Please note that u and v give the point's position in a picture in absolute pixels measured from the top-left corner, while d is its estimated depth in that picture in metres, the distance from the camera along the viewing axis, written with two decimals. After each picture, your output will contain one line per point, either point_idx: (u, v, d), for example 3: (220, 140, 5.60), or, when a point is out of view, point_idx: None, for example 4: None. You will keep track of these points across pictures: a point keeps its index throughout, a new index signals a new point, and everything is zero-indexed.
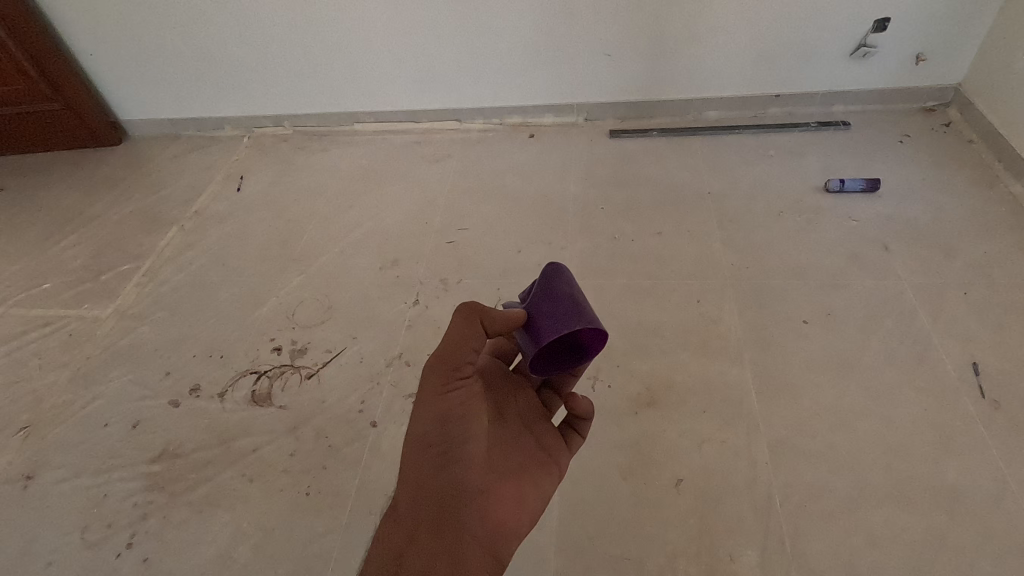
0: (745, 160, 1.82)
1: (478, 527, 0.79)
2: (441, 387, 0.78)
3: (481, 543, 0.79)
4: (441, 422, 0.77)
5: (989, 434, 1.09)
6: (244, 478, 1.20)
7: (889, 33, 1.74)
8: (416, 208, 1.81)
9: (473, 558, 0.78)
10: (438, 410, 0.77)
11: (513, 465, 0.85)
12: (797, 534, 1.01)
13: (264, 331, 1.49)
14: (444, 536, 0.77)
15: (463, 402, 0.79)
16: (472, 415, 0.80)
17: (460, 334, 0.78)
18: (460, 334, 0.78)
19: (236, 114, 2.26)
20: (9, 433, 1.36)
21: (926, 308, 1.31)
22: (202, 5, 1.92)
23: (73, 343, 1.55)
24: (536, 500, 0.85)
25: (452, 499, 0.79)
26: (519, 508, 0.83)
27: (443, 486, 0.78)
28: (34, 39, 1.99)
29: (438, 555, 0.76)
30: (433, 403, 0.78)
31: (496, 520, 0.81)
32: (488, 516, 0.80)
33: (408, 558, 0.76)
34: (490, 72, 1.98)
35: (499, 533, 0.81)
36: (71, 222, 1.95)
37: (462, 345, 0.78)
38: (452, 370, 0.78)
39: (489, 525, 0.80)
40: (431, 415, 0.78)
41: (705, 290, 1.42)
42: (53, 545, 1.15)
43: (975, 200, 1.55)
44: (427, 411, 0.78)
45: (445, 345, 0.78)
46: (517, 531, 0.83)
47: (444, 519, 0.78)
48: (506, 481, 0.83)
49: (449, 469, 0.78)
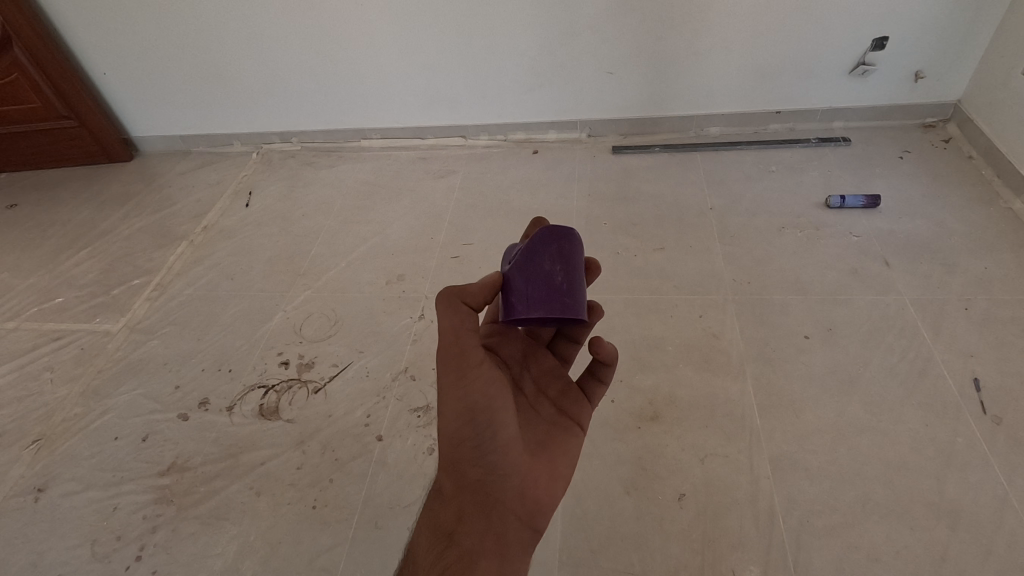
0: (746, 175, 1.84)
1: (517, 507, 0.77)
2: (452, 379, 0.70)
3: (521, 519, 0.78)
4: (465, 414, 0.71)
5: (990, 449, 1.10)
6: (251, 491, 1.22)
7: (888, 51, 1.76)
8: (422, 224, 1.84)
9: (517, 534, 0.77)
10: (458, 404, 0.70)
11: (540, 435, 0.81)
12: (799, 549, 1.01)
13: (272, 345, 1.51)
14: (487, 517, 0.77)
15: (483, 392, 0.71)
16: (497, 401, 0.71)
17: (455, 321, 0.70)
18: (454, 322, 0.70)
19: (245, 130, 2.31)
20: (22, 446, 1.38)
21: (926, 324, 1.32)
22: (212, 26, 1.97)
23: (85, 357, 1.57)
24: (569, 469, 0.82)
25: (491, 483, 0.76)
26: (554, 482, 0.79)
27: (481, 473, 0.76)
28: (50, 60, 2.04)
29: (484, 535, 0.76)
30: (455, 395, 0.70)
31: (534, 497, 0.78)
32: (526, 495, 0.77)
33: (458, 537, 0.77)
34: (495, 89, 2.02)
35: (539, 509, 0.78)
36: (84, 237, 1.99)
37: (460, 333, 0.70)
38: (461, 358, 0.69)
39: (528, 503, 0.77)
40: (454, 411, 0.71)
41: (708, 305, 1.44)
42: (64, 557, 1.16)
43: (975, 216, 1.57)
44: (447, 403, 0.71)
45: (444, 334, 0.70)
46: (554, 501, 0.80)
47: (486, 503, 0.77)
48: (538, 455, 0.79)
49: (485, 459, 0.74)
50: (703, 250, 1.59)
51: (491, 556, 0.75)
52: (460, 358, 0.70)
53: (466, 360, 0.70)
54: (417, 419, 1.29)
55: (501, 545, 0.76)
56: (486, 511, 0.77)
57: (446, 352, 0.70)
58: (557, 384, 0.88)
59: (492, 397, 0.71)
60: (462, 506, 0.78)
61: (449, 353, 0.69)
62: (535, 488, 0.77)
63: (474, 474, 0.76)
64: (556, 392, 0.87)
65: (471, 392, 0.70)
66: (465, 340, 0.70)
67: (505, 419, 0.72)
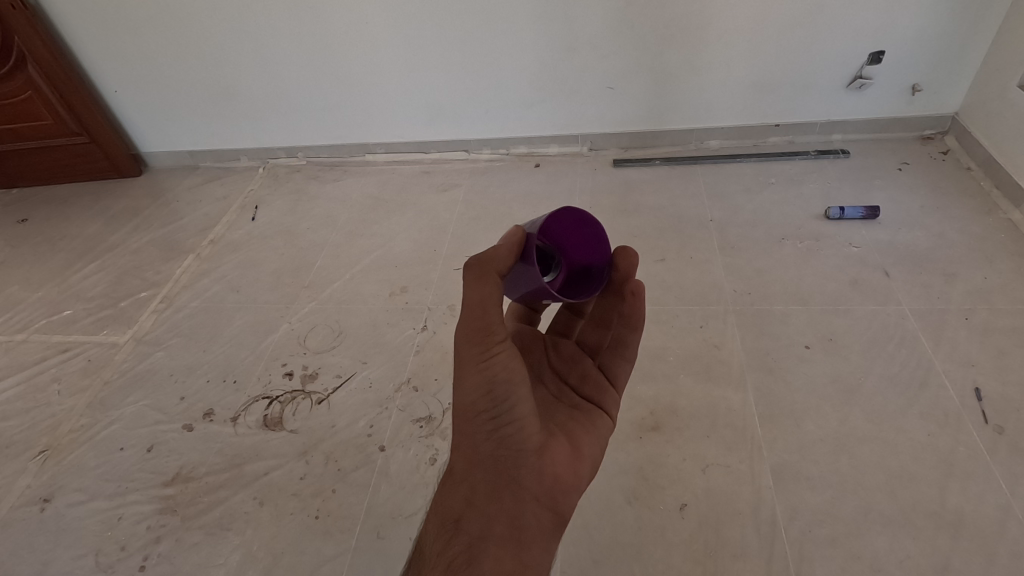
0: (745, 188, 1.86)
1: (536, 487, 0.72)
2: (476, 345, 0.67)
3: (540, 499, 0.73)
4: (488, 386, 0.68)
5: (993, 459, 1.10)
6: (255, 501, 1.22)
7: (884, 65, 1.79)
8: (425, 236, 1.86)
9: (534, 516, 0.72)
10: (482, 375, 0.67)
11: (559, 419, 0.80)
12: (802, 560, 1.01)
13: (276, 356, 1.53)
14: (502, 501, 0.71)
15: (506, 362, 0.68)
16: (519, 378, 0.69)
17: (480, 296, 0.67)
18: (481, 294, 0.67)
19: (252, 146, 2.35)
20: (29, 456, 1.39)
21: (927, 334, 1.33)
22: (221, 45, 2.01)
23: (92, 368, 1.59)
24: (593, 448, 0.80)
25: (508, 460, 0.71)
26: (577, 460, 0.77)
27: (498, 447, 0.71)
28: (64, 79, 2.09)
29: (496, 519, 0.70)
30: (477, 368, 0.68)
31: (553, 476, 0.74)
32: (544, 474, 0.73)
33: (466, 522, 0.70)
34: (497, 105, 2.05)
35: (562, 491, 0.74)
36: (93, 251, 2.02)
37: (488, 307, 0.67)
38: (485, 334, 0.67)
39: (549, 481, 0.73)
40: (473, 381, 0.68)
41: (708, 315, 1.45)
42: (68, 567, 1.17)
43: (975, 227, 1.58)
44: (468, 375, 0.68)
45: (471, 308, 0.67)
46: (576, 485, 0.76)
47: (503, 483, 0.71)
48: (555, 436, 0.76)
49: (501, 432, 0.70)
50: (703, 261, 1.61)
51: (506, 544, 0.69)
52: (486, 334, 0.67)
53: (491, 335, 0.67)
54: (420, 429, 1.30)
55: (518, 532, 0.70)
56: (501, 492, 0.71)
57: (472, 325, 0.67)
58: (578, 370, 0.88)
59: (514, 371, 0.69)
60: (473, 488, 0.71)
61: (473, 326, 0.67)
62: (556, 465, 0.74)
63: (491, 450, 0.71)
64: (577, 378, 0.87)
65: (495, 364, 0.67)
66: (492, 314, 0.67)
67: (524, 391, 0.70)
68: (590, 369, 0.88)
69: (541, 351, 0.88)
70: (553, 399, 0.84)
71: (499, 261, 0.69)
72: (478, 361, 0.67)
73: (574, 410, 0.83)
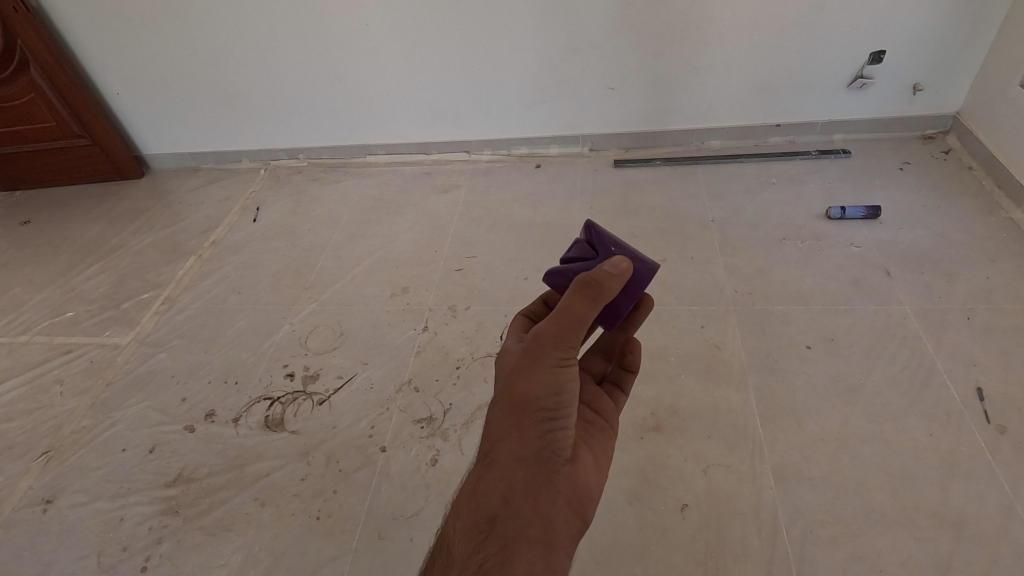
0: (746, 188, 1.85)
1: (570, 495, 0.70)
2: (556, 346, 0.69)
3: (571, 506, 0.70)
4: (556, 385, 0.69)
5: (995, 459, 1.09)
6: (256, 502, 1.22)
7: (885, 64, 1.78)
8: (426, 237, 1.86)
9: (564, 523, 0.68)
10: (554, 375, 0.69)
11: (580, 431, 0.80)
12: (804, 560, 1.01)
13: (278, 357, 1.53)
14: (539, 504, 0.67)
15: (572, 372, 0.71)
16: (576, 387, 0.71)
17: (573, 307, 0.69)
18: (581, 304, 0.69)
19: (253, 147, 2.35)
20: (31, 458, 1.40)
21: (929, 334, 1.32)
22: (223, 47, 2.02)
23: (94, 369, 1.60)
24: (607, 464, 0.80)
25: (552, 461, 0.69)
26: (599, 473, 0.77)
27: (546, 448, 0.69)
28: (66, 82, 2.09)
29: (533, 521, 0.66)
30: (551, 369, 0.69)
31: (584, 486, 0.72)
32: (576, 483, 0.72)
33: (502, 521, 0.65)
34: (497, 106, 2.06)
35: (586, 502, 0.73)
36: (95, 252, 2.03)
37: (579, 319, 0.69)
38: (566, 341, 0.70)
39: (580, 490, 0.72)
40: (542, 379, 0.69)
41: (709, 316, 1.45)
42: (71, 568, 1.17)
43: (977, 226, 1.57)
44: (539, 370, 0.69)
45: (563, 312, 0.69)
46: (596, 497, 0.75)
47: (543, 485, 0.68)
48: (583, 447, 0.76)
49: (554, 434, 0.69)
50: (704, 261, 1.61)
51: (537, 546, 0.65)
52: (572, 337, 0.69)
53: (573, 341, 0.70)
54: (421, 430, 1.30)
55: (548, 534, 0.66)
56: (540, 493, 0.67)
57: (561, 326, 0.69)
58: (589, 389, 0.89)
59: (573, 379, 0.71)
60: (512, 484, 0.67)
61: (562, 330, 0.69)
62: (584, 475, 0.73)
63: (540, 450, 0.69)
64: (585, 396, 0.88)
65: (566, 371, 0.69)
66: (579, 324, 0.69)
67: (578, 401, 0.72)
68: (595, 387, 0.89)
69: None
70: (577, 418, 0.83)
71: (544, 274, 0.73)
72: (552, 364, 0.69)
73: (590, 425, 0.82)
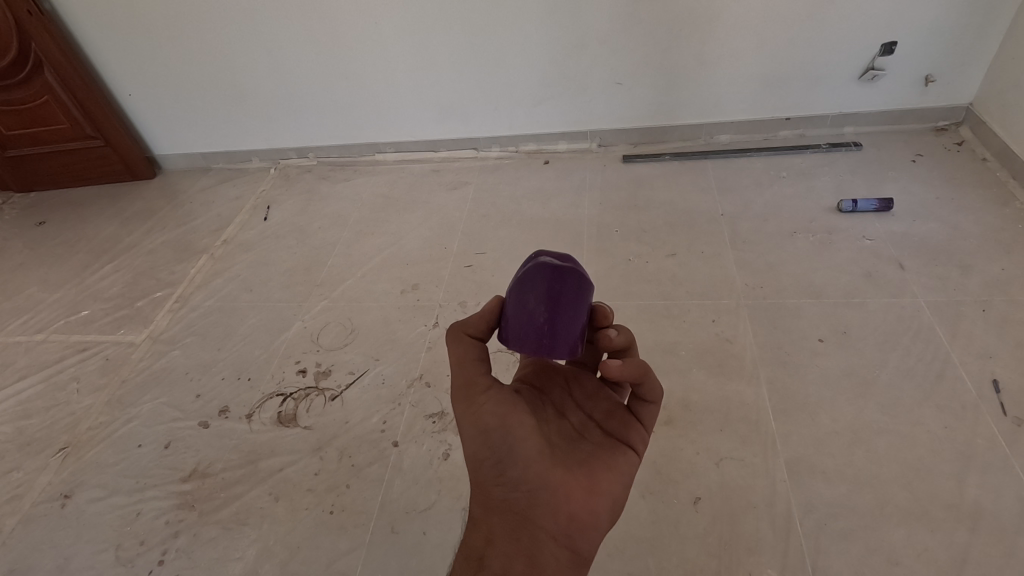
0: (757, 182, 1.84)
1: (553, 526, 0.69)
2: (466, 399, 0.72)
3: (557, 539, 0.69)
4: (481, 434, 0.70)
5: (1012, 451, 1.08)
6: (270, 497, 1.23)
7: (897, 56, 1.77)
8: (435, 235, 1.87)
9: (553, 555, 0.69)
10: (474, 426, 0.70)
11: (578, 451, 0.73)
12: (818, 552, 1.00)
13: (290, 354, 1.54)
14: (518, 540, 0.70)
15: (495, 411, 0.70)
16: (512, 421, 0.70)
17: (460, 359, 0.74)
18: (460, 355, 0.74)
19: (263, 147, 2.37)
20: (49, 453, 1.42)
21: (944, 326, 1.31)
22: (233, 47, 2.03)
23: (109, 367, 1.62)
24: (613, 485, 0.71)
25: (518, 501, 0.70)
26: (592, 498, 0.70)
27: (508, 491, 0.70)
28: (78, 83, 2.11)
29: (515, 556, 0.70)
30: (472, 422, 0.71)
31: (569, 515, 0.69)
32: (560, 512, 0.69)
33: (489, 560, 0.71)
34: (506, 103, 2.06)
35: (579, 530, 0.69)
36: (109, 252, 2.05)
37: (467, 364, 0.74)
38: (470, 389, 0.72)
39: (565, 520, 0.69)
40: (468, 433, 0.71)
41: (720, 310, 1.44)
42: (89, 561, 1.19)
43: (992, 218, 1.55)
44: (461, 425, 0.72)
45: (458, 371, 0.74)
46: (595, 524, 0.70)
47: (517, 525, 0.70)
48: (570, 471, 0.70)
49: (505, 475, 0.70)
50: (714, 255, 1.60)
51: None
52: (469, 387, 0.72)
53: (474, 387, 0.72)
54: (432, 425, 1.30)
55: (533, 567, 0.69)
56: (519, 532, 0.70)
57: (457, 378, 0.74)
58: (602, 403, 0.79)
59: (503, 417, 0.70)
60: (493, 526, 0.72)
61: (457, 383, 0.73)
62: (569, 504, 0.69)
63: (502, 494, 0.71)
64: (603, 412, 0.78)
65: (481, 413, 0.70)
66: (471, 370, 0.73)
67: (521, 433, 0.70)
68: (610, 403, 0.79)
69: (562, 385, 0.80)
70: (576, 436, 0.75)
71: (472, 326, 0.77)
72: (467, 413, 0.71)
73: (596, 446, 0.74)
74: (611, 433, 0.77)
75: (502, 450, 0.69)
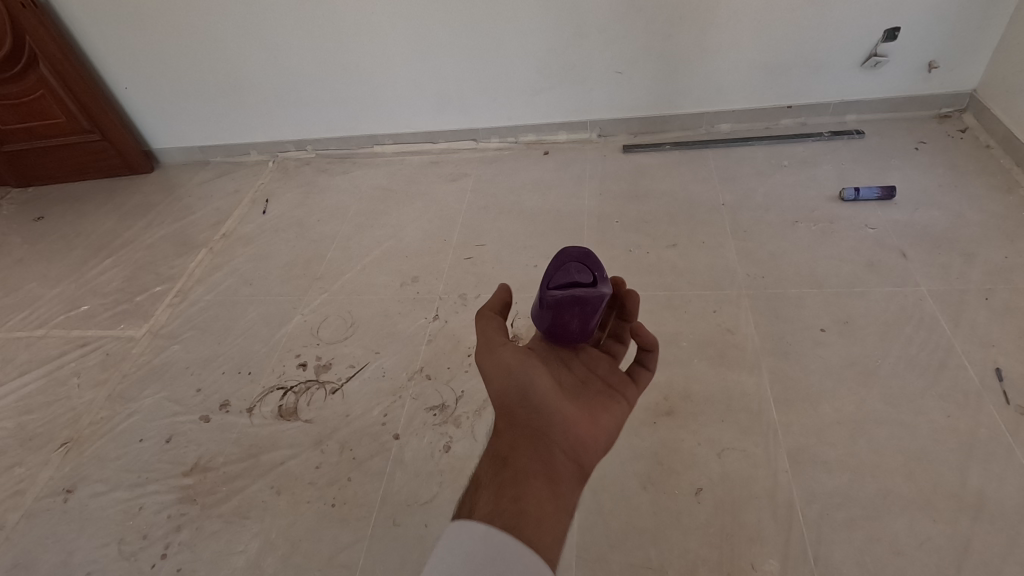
0: (758, 171, 1.83)
1: (565, 441, 0.77)
2: (491, 348, 0.87)
3: (569, 454, 0.77)
4: (506, 366, 0.83)
5: (1015, 440, 1.08)
6: (271, 490, 1.24)
7: (900, 42, 1.74)
8: (435, 227, 1.86)
9: (565, 466, 0.76)
10: (498, 365, 0.83)
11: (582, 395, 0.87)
12: (820, 542, 1.00)
13: (290, 348, 1.54)
14: (536, 454, 0.76)
15: (515, 353, 0.85)
16: (529, 361, 0.84)
17: (482, 329, 0.90)
18: (485, 323, 0.91)
19: (262, 140, 2.35)
20: (51, 448, 1.42)
21: (946, 315, 1.30)
22: (230, 38, 2.01)
23: (110, 362, 1.62)
24: (610, 421, 0.84)
25: (536, 419, 0.78)
26: (595, 428, 0.81)
27: (527, 413, 0.79)
28: (74, 76, 2.10)
29: (534, 466, 0.74)
30: (498, 360, 0.85)
31: (578, 435, 0.79)
32: (571, 431, 0.78)
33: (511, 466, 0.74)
34: (505, 93, 2.04)
35: (584, 448, 0.78)
36: (108, 247, 2.05)
37: (486, 326, 0.90)
38: (493, 341, 0.87)
39: (573, 437, 0.78)
40: (492, 373, 0.84)
41: (721, 300, 1.43)
42: (93, 555, 1.19)
43: (995, 205, 1.54)
44: (486, 368, 0.85)
45: (481, 335, 0.89)
46: (597, 447, 0.80)
47: (536, 440, 0.77)
48: (578, 405, 0.83)
49: (526, 399, 0.80)
50: (715, 245, 1.59)
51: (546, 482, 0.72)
52: (489, 341, 0.87)
53: (495, 340, 0.87)
54: (433, 418, 1.30)
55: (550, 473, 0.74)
56: (537, 449, 0.76)
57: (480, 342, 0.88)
58: (600, 368, 0.94)
59: (523, 357, 0.84)
60: (510, 444, 0.78)
61: (482, 342, 0.88)
62: (579, 426, 0.79)
63: (522, 415, 0.79)
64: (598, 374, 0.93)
65: (505, 352, 0.85)
66: (493, 333, 0.89)
67: (538, 368, 0.84)
68: (604, 368, 0.94)
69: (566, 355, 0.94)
70: (580, 386, 0.88)
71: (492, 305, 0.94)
72: (492, 356, 0.85)
73: (597, 395, 0.88)
74: (609, 389, 0.90)
75: (525, 413, 0.79)
